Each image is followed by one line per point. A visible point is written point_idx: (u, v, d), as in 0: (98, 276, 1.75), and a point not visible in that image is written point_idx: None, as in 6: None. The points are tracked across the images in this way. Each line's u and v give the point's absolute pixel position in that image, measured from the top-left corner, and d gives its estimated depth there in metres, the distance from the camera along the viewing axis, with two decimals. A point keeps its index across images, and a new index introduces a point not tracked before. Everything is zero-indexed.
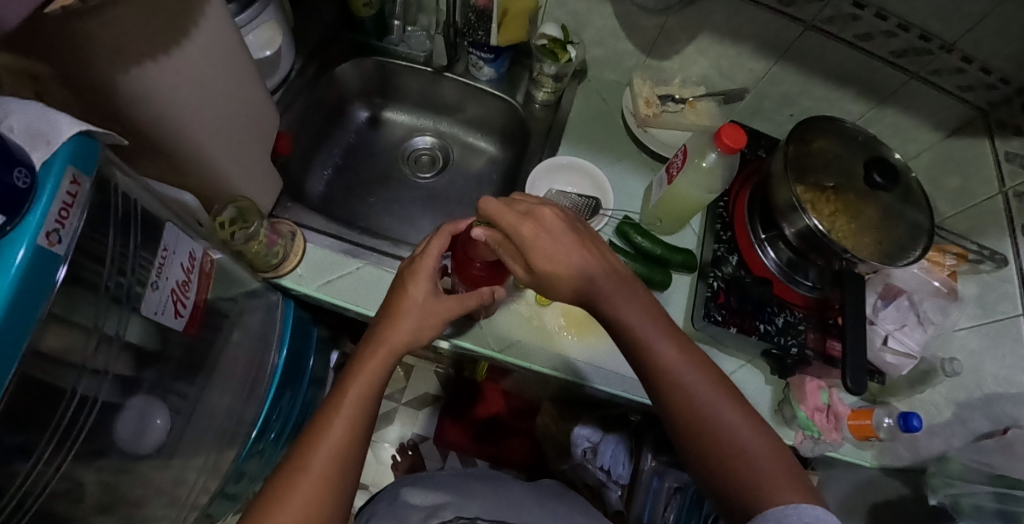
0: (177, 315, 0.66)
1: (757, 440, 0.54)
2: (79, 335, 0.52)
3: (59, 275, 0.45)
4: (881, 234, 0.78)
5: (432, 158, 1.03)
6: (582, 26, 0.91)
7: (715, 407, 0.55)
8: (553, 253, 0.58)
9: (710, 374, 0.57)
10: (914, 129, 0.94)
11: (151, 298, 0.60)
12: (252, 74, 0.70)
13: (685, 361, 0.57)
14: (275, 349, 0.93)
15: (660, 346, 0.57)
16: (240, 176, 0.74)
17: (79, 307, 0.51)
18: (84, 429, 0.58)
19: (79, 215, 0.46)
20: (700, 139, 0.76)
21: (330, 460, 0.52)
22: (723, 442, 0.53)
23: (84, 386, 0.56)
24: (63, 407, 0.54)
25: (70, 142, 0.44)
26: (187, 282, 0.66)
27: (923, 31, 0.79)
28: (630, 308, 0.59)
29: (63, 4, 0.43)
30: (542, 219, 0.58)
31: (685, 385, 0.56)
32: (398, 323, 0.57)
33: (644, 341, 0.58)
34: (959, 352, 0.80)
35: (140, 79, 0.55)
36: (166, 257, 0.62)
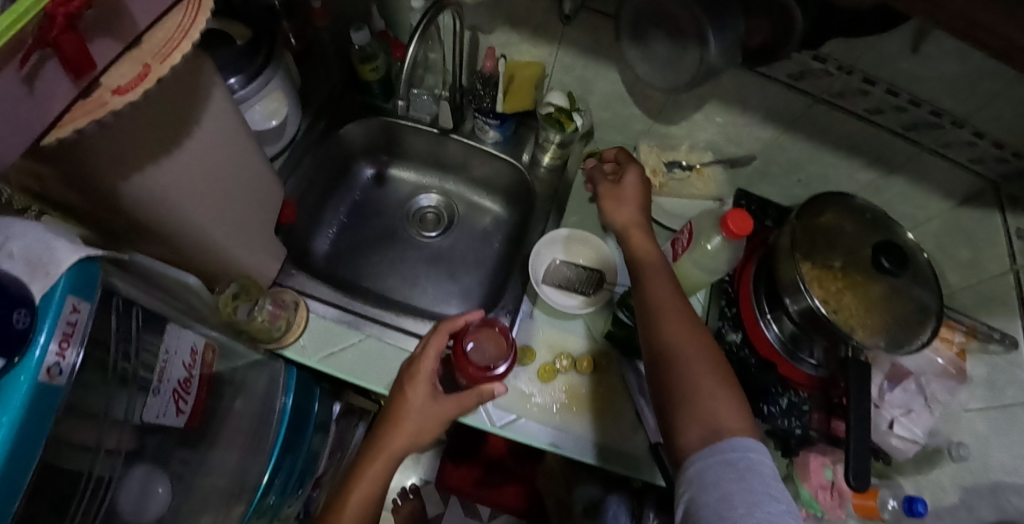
0: (178, 412, 0.67)
1: (709, 365, 0.60)
2: (83, 425, 0.52)
3: (76, 362, 0.45)
4: (888, 314, 0.77)
5: (437, 216, 1.02)
6: (588, 91, 0.91)
7: (683, 339, 0.62)
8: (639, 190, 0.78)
9: (692, 319, 0.64)
10: (924, 198, 0.92)
11: (152, 404, 0.61)
12: (254, 151, 0.70)
13: (675, 300, 0.66)
14: (282, 394, 0.92)
15: (659, 281, 0.67)
16: (242, 253, 0.74)
17: (82, 398, 0.51)
18: (98, 507, 0.59)
19: (89, 320, 0.46)
20: (706, 220, 0.75)
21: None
22: (684, 353, 0.61)
23: (98, 467, 0.57)
24: (80, 490, 0.54)
25: (70, 272, 0.44)
26: (188, 380, 0.68)
27: (934, 107, 0.77)
28: (649, 262, 0.70)
29: (60, 134, 0.43)
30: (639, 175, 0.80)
31: (666, 317, 0.64)
32: (397, 428, 0.58)
33: (649, 278, 0.68)
34: (968, 434, 0.78)
35: (143, 183, 0.55)
36: (167, 360, 0.63)
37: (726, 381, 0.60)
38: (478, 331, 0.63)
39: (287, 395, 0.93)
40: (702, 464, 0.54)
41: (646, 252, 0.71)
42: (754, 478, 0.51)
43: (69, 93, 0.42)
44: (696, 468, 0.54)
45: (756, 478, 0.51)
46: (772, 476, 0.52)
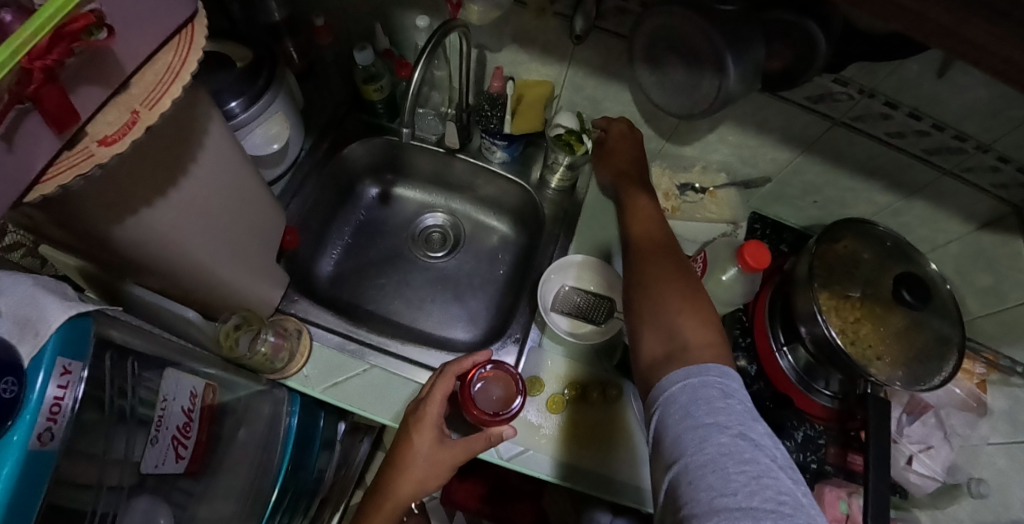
0: (178, 459, 0.65)
1: (675, 284, 0.62)
2: (86, 466, 0.50)
3: (77, 394, 0.44)
4: (907, 346, 0.75)
5: (443, 236, 0.99)
6: (599, 112, 0.88)
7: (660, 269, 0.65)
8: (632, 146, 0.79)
9: (674, 258, 0.66)
10: (944, 221, 0.89)
11: (150, 453, 0.58)
12: (253, 180, 0.68)
13: (657, 242, 0.69)
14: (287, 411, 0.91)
15: (641, 225, 0.71)
16: (243, 284, 0.72)
17: (84, 437, 0.49)
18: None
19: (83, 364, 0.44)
20: (720, 249, 0.73)
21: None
22: (658, 278, 0.63)
23: (103, 503, 0.53)
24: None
25: (59, 331, 0.42)
26: (188, 424, 0.65)
27: (958, 131, 0.75)
28: (640, 209, 0.74)
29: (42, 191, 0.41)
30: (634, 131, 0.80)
31: (646, 253, 0.67)
32: (405, 473, 0.57)
33: (638, 224, 0.72)
34: (987, 469, 0.77)
35: (139, 224, 0.53)
36: (165, 408, 0.60)
37: (693, 300, 0.61)
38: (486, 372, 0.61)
39: (291, 414, 0.91)
40: (665, 381, 0.54)
41: (639, 200, 0.75)
42: (699, 409, 0.50)
43: (52, 145, 0.40)
44: (658, 386, 0.55)
45: (701, 410, 0.50)
46: (717, 402, 0.50)
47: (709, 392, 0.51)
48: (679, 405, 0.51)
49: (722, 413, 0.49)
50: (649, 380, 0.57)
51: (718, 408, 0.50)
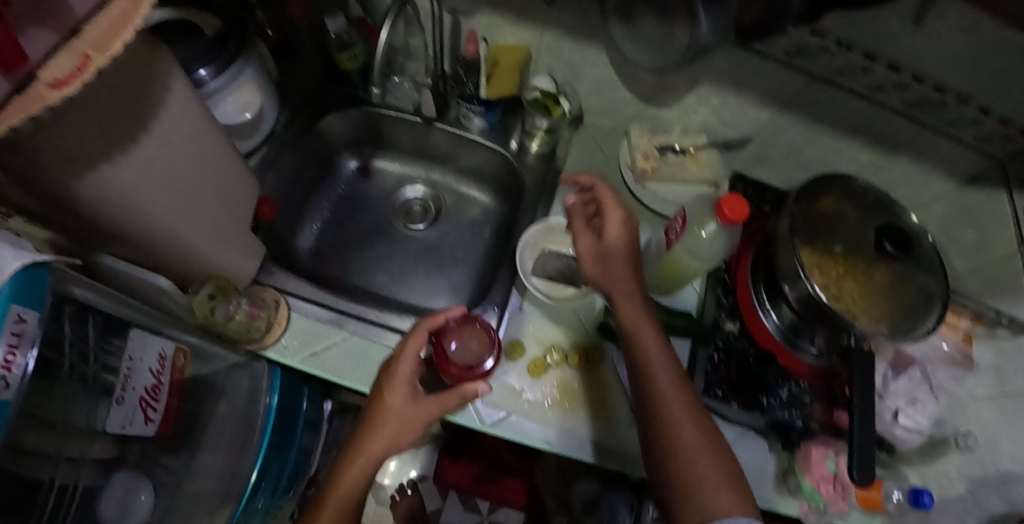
0: (147, 421, 0.66)
1: (688, 399, 0.61)
2: (34, 430, 0.51)
3: (28, 368, 0.43)
4: (893, 301, 0.73)
5: (424, 208, 0.99)
6: (576, 76, 0.87)
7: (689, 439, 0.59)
8: (625, 226, 0.70)
9: (689, 391, 0.62)
10: (927, 179, 0.88)
11: (116, 413, 0.60)
12: (223, 146, 0.67)
13: (675, 378, 0.62)
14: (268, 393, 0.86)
15: (655, 355, 0.63)
16: (216, 253, 0.71)
17: (34, 401, 0.50)
18: (67, 517, 0.60)
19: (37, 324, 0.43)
20: (700, 205, 0.72)
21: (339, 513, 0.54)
22: (699, 475, 0.57)
23: (60, 473, 0.57)
24: (41, 497, 0.55)
25: (14, 278, 0.41)
26: (157, 386, 0.66)
27: (938, 82, 0.73)
28: (639, 318, 0.66)
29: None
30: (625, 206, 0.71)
31: (673, 406, 0.60)
32: (376, 432, 0.55)
33: (650, 377, 0.62)
34: (974, 423, 0.76)
35: (99, 182, 0.52)
36: (132, 367, 0.61)
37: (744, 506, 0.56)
38: (459, 329, 0.60)
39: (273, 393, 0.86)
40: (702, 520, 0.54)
41: (642, 323, 0.65)
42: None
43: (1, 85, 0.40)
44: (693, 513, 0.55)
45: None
46: None
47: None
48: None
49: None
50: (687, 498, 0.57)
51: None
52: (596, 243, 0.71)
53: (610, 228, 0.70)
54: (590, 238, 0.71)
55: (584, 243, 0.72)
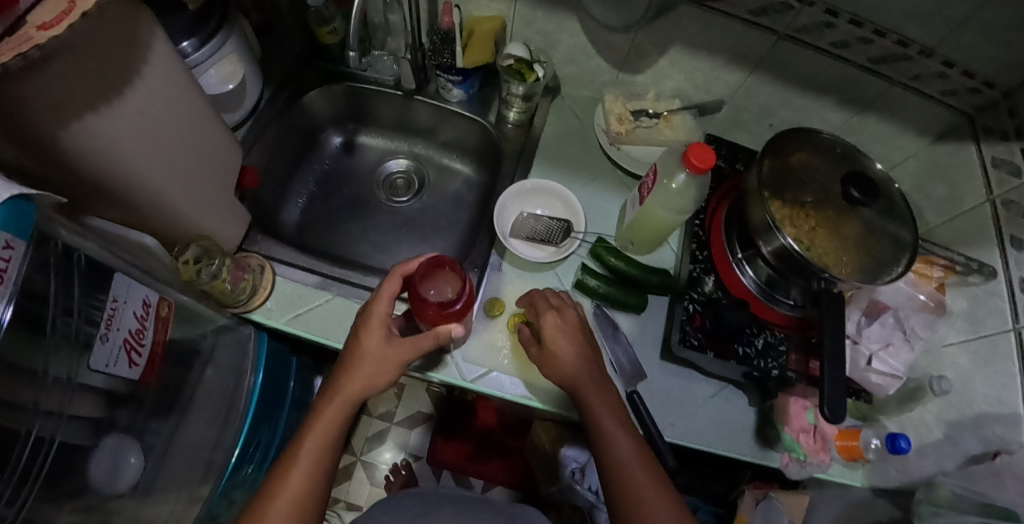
0: (132, 364, 0.65)
1: (657, 483, 0.64)
2: (21, 383, 0.52)
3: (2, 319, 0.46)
4: (864, 251, 0.75)
5: (407, 182, 1.03)
6: (551, 44, 0.89)
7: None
8: (562, 330, 0.69)
9: (654, 468, 0.65)
10: (899, 137, 0.90)
11: (99, 351, 0.59)
12: (206, 112, 0.69)
13: (642, 467, 0.64)
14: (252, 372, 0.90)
15: (626, 450, 0.64)
16: (201, 215, 0.73)
17: (21, 354, 0.51)
18: (42, 472, 0.58)
19: (21, 262, 0.47)
20: (669, 159, 0.74)
21: (308, 472, 0.54)
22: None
23: (39, 426, 0.56)
24: (17, 449, 0.54)
25: (7, 204, 0.44)
26: (142, 330, 0.65)
27: (900, 36, 0.75)
28: (602, 407, 0.67)
29: None
30: (563, 315, 0.71)
31: (647, 506, 0.62)
32: (353, 371, 0.56)
33: (616, 451, 0.64)
34: (949, 368, 0.77)
35: (86, 133, 0.54)
36: (115, 308, 0.60)
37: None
38: (431, 274, 0.60)
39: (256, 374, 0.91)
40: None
41: (602, 413, 0.66)
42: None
43: None
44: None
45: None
46: None
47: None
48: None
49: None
50: None
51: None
52: (541, 358, 0.70)
53: (551, 332, 0.69)
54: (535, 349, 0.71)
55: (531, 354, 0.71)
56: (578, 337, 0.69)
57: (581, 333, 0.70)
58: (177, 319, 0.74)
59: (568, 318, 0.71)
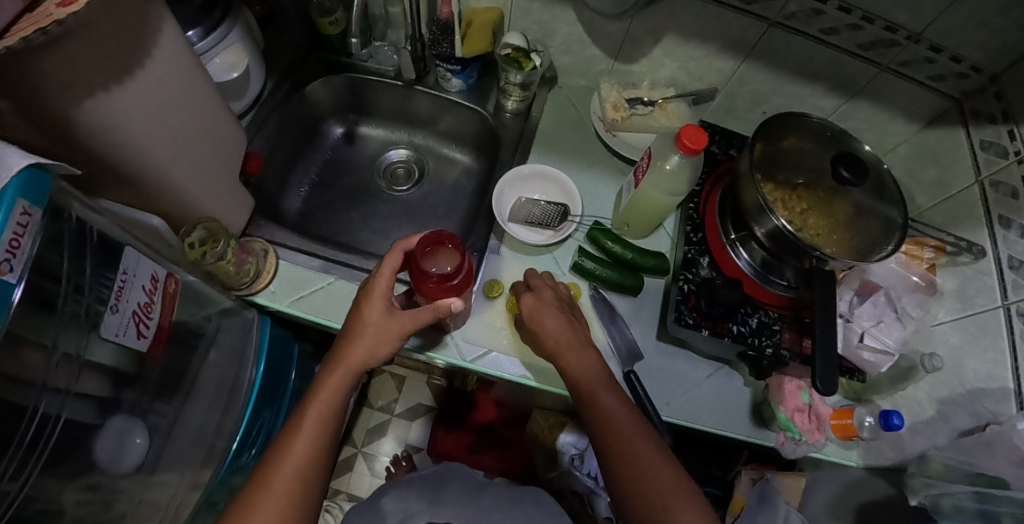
0: (141, 335, 0.66)
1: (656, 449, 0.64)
2: (36, 358, 0.53)
3: (15, 297, 0.47)
4: (854, 231, 0.77)
5: (408, 171, 1.05)
6: (548, 34, 0.92)
7: (662, 492, 0.61)
8: (541, 307, 0.72)
9: (649, 433, 0.65)
10: (890, 123, 0.92)
11: (111, 320, 0.60)
12: (214, 97, 0.71)
13: (635, 432, 0.64)
14: (253, 364, 0.93)
15: (619, 416, 0.65)
16: (206, 198, 0.75)
17: (37, 328, 0.52)
18: (47, 449, 0.58)
19: (33, 238, 0.49)
20: (663, 141, 0.75)
21: (312, 438, 0.56)
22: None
23: (45, 403, 0.56)
24: (22, 427, 0.54)
25: (21, 175, 0.47)
26: (150, 304, 0.66)
27: (888, 22, 0.77)
28: (589, 377, 0.68)
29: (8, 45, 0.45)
30: (541, 295, 0.74)
31: (642, 471, 0.62)
32: (355, 341, 0.58)
33: (609, 418, 0.65)
34: (941, 346, 0.78)
35: (97, 111, 0.56)
36: (126, 281, 0.61)
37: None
38: (428, 249, 0.61)
39: (258, 367, 0.93)
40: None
41: (589, 382, 0.67)
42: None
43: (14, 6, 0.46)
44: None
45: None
46: None
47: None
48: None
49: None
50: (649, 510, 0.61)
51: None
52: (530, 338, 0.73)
53: (530, 311, 0.72)
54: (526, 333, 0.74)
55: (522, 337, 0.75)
56: (560, 313, 0.72)
57: (564, 310, 0.73)
58: (184, 300, 0.76)
59: (548, 298, 0.74)
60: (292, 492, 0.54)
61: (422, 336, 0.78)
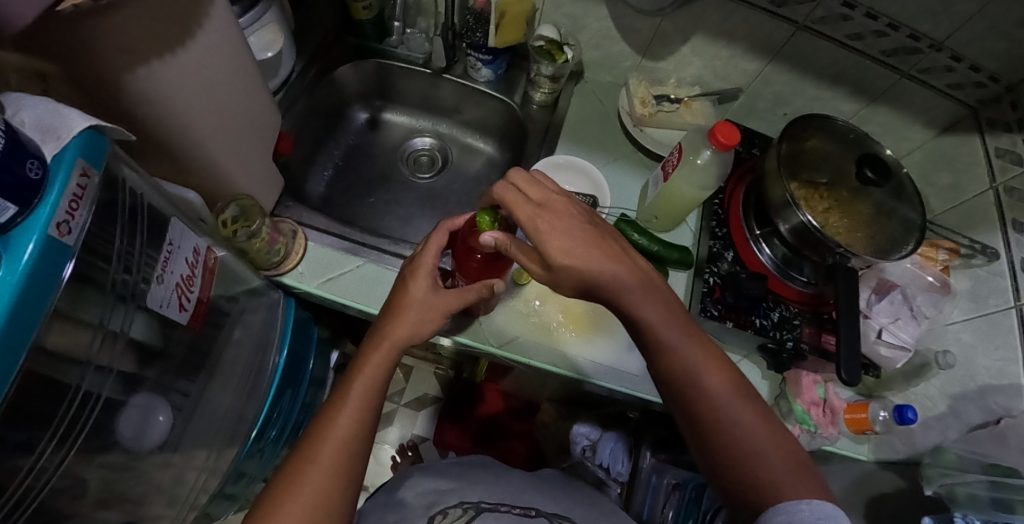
0: (182, 309, 0.67)
1: (721, 366, 0.59)
2: (81, 334, 0.52)
3: (66, 272, 0.46)
4: (874, 230, 0.79)
5: (431, 158, 1.08)
6: (578, 28, 0.93)
7: (750, 430, 0.55)
8: (560, 232, 0.59)
9: (709, 349, 0.60)
10: (906, 129, 0.94)
11: (156, 291, 0.60)
12: (256, 75, 0.71)
13: (708, 365, 0.58)
14: (276, 349, 0.95)
15: (675, 339, 0.59)
16: (241, 174, 0.76)
17: (82, 303, 0.51)
18: (86, 427, 0.57)
19: (89, 205, 0.48)
20: (694, 137, 0.77)
21: (358, 409, 0.57)
22: (763, 472, 0.53)
23: (88, 381, 0.55)
24: (65, 404, 0.53)
25: (80, 137, 0.46)
26: (192, 277, 0.67)
27: (912, 30, 0.79)
28: (658, 298, 0.61)
29: None
30: (557, 212, 0.61)
31: (709, 389, 0.57)
32: (401, 317, 0.61)
33: (670, 341, 0.59)
34: (953, 344, 0.80)
35: (149, 79, 0.56)
36: (171, 252, 0.62)
37: (810, 487, 0.52)
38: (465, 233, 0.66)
39: (279, 355, 0.95)
40: (763, 516, 0.51)
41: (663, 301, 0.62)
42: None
43: None
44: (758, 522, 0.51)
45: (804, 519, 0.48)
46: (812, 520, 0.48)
47: (800, 506, 0.49)
48: (777, 519, 0.49)
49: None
50: (728, 431, 0.56)
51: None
52: (549, 274, 0.61)
53: (548, 240, 0.58)
54: (539, 265, 0.60)
55: (535, 273, 0.61)
56: (583, 235, 0.60)
57: (585, 227, 0.61)
58: (218, 278, 0.76)
59: (562, 217, 0.60)
60: (337, 463, 0.54)
61: (451, 319, 0.79)
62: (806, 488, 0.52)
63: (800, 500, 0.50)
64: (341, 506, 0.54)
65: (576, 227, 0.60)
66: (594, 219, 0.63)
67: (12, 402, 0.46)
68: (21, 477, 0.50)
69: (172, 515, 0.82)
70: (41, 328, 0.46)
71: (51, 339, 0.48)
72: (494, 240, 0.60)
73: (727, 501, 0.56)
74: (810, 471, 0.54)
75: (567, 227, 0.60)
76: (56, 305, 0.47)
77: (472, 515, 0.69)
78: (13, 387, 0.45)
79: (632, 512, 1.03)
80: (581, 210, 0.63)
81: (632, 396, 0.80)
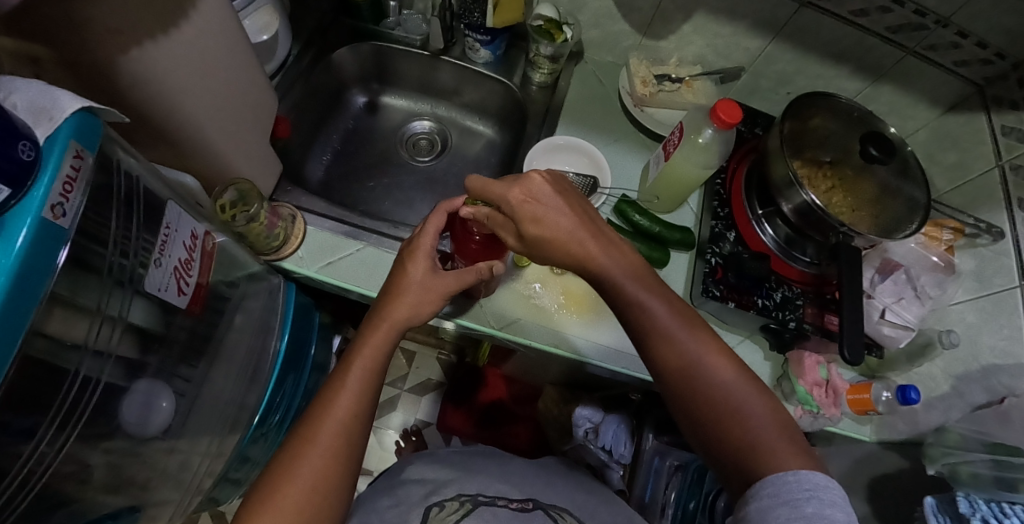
0: (180, 293, 0.66)
1: (708, 335, 0.57)
2: (80, 320, 0.52)
3: (61, 256, 0.46)
4: (878, 209, 0.78)
5: (430, 142, 1.08)
6: (578, 8, 0.92)
7: (740, 397, 0.54)
8: (534, 205, 0.60)
9: (695, 320, 0.59)
10: (911, 107, 0.93)
11: (153, 275, 0.60)
12: (250, 57, 0.70)
13: (689, 331, 0.57)
14: (277, 334, 0.95)
15: (659, 311, 0.58)
16: (237, 159, 0.75)
17: (80, 289, 0.51)
18: (86, 413, 0.57)
19: (83, 186, 0.48)
20: (696, 115, 0.76)
21: (355, 395, 0.57)
22: (749, 439, 0.52)
23: (87, 366, 0.55)
24: (66, 387, 0.53)
25: (72, 118, 0.46)
26: (190, 261, 0.67)
27: (918, 6, 0.78)
28: (645, 275, 0.61)
29: None
30: (530, 184, 0.61)
31: (694, 361, 0.56)
32: (399, 299, 0.61)
33: (650, 312, 0.58)
34: (957, 324, 0.79)
35: (143, 60, 0.55)
36: (168, 235, 0.62)
37: (800, 453, 0.50)
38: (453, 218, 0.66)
39: (282, 338, 0.96)
40: (752, 487, 0.50)
41: (644, 274, 0.61)
42: (780, 510, 0.46)
43: None
44: (747, 494, 0.50)
45: (791, 492, 0.47)
46: (799, 495, 0.46)
47: (786, 477, 0.48)
48: (765, 493, 0.48)
49: (808, 503, 0.46)
50: (718, 402, 0.54)
51: (799, 498, 0.46)
52: (523, 244, 0.62)
53: (524, 215, 0.60)
54: (513, 237, 0.62)
55: (510, 244, 0.63)
56: (556, 206, 0.61)
57: (557, 200, 0.61)
58: (218, 263, 0.76)
59: (537, 190, 0.61)
60: (334, 447, 0.54)
61: (451, 302, 0.79)
62: (796, 456, 0.50)
63: (787, 469, 0.48)
64: (337, 491, 0.54)
65: (550, 193, 0.61)
66: (572, 191, 0.64)
67: (12, 387, 0.46)
68: (22, 462, 0.50)
69: (176, 499, 0.83)
70: (37, 313, 0.45)
71: (49, 323, 0.48)
72: (471, 213, 0.61)
73: (718, 470, 0.55)
74: (799, 436, 0.52)
75: (542, 201, 0.60)
76: (52, 288, 0.47)
77: (468, 510, 0.68)
78: (11, 373, 0.44)
79: (635, 497, 1.08)
80: (553, 178, 0.63)
81: (633, 377, 0.80)
